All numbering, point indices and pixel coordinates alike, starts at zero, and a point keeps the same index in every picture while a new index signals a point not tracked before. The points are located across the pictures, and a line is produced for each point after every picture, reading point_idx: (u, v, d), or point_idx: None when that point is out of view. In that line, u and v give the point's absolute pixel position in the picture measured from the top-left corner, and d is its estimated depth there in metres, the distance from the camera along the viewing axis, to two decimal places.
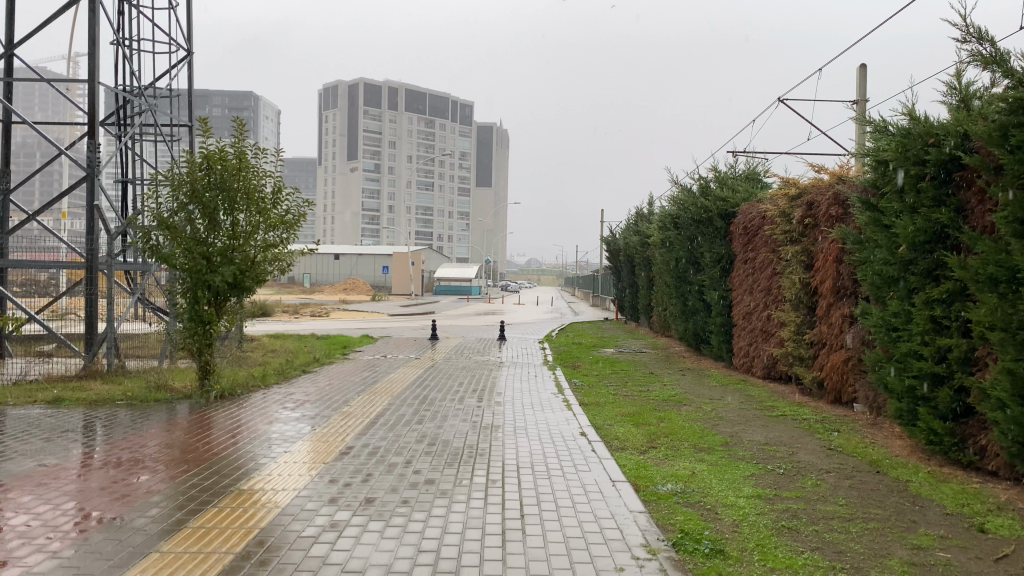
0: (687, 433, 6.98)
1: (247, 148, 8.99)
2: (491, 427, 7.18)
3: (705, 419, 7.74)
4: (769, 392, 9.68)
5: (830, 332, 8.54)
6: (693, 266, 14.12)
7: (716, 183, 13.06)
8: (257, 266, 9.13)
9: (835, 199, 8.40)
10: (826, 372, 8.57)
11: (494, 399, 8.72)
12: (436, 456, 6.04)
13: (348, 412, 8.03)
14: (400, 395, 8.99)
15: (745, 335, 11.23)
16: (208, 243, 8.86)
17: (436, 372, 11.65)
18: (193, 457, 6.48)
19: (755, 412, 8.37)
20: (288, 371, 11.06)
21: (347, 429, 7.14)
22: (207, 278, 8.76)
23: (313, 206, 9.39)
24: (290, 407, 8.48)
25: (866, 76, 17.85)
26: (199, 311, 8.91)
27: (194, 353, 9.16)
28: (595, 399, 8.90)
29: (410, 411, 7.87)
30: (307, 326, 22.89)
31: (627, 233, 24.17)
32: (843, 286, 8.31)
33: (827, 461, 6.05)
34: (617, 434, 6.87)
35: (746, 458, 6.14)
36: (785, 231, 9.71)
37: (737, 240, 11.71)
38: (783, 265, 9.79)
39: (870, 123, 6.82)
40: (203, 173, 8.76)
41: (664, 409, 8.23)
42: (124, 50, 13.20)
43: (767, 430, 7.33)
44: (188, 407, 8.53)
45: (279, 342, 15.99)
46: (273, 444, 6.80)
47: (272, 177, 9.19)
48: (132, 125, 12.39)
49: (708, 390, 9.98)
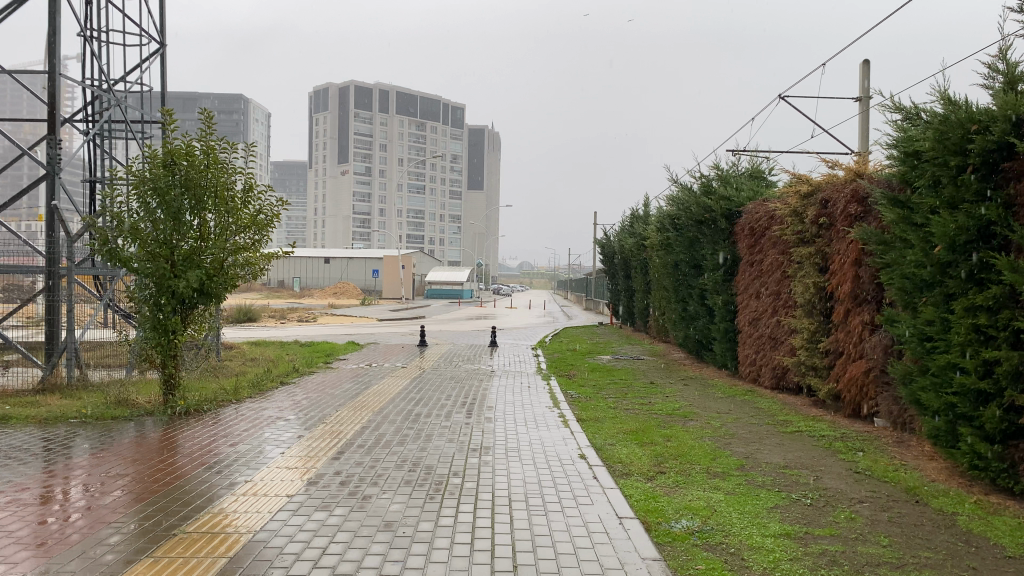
0: (699, 455, 6.28)
1: (215, 143, 8.33)
2: (480, 448, 6.48)
3: (715, 438, 7.05)
4: (779, 405, 9.01)
5: (848, 340, 7.90)
6: (693, 270, 13.46)
7: (718, 182, 12.40)
8: (226, 271, 8.40)
9: (854, 195, 7.76)
10: (843, 384, 7.93)
11: (485, 415, 8.02)
12: (417, 488, 5.33)
13: (323, 431, 7.32)
14: (383, 410, 8.29)
15: (753, 342, 10.59)
16: (173, 246, 8.09)
17: (422, 383, 10.95)
18: (143, 486, 5.72)
19: (767, 428, 7.69)
20: (264, 382, 10.33)
21: (320, 453, 6.41)
22: (172, 283, 8.00)
23: (287, 205, 8.74)
24: (260, 425, 7.75)
25: (869, 72, 17.31)
26: (162, 319, 8.13)
27: (158, 365, 8.40)
28: (594, 413, 8.20)
29: (392, 430, 7.16)
30: (293, 332, 22.05)
31: (622, 234, 23.53)
32: (863, 290, 7.66)
33: (857, 488, 5.38)
34: (620, 457, 6.19)
35: (767, 485, 5.47)
36: (797, 232, 9.08)
37: (743, 241, 11.06)
38: (795, 269, 9.14)
39: (901, 109, 6.15)
40: (166, 170, 8.05)
41: (670, 426, 7.54)
42: (91, 42, 12.49)
43: (785, 450, 6.64)
44: (148, 426, 7.76)
45: (260, 350, 15.23)
46: (235, 470, 6.06)
47: (243, 174, 8.50)
48: (98, 121, 11.66)
49: (714, 402, 9.29)
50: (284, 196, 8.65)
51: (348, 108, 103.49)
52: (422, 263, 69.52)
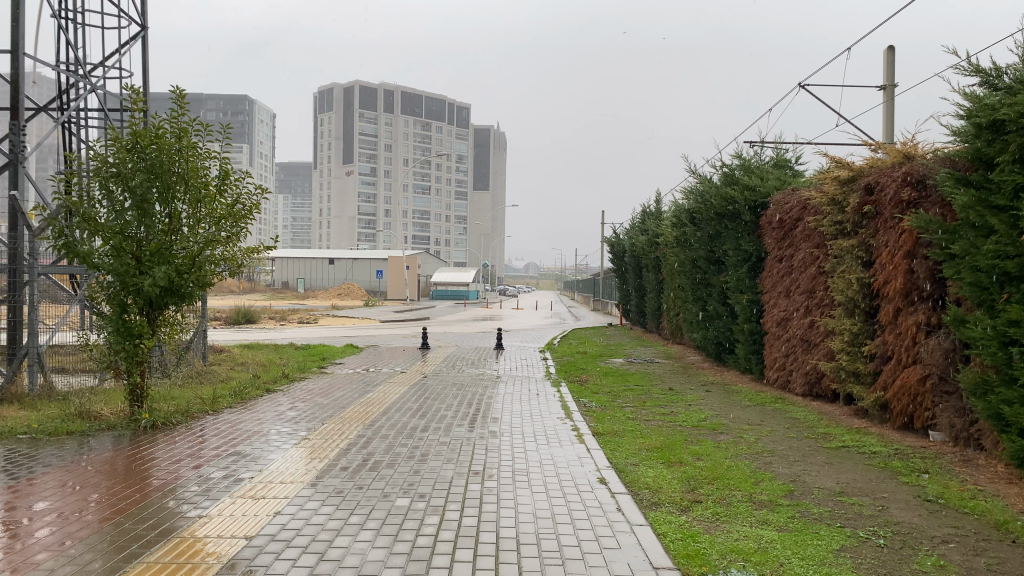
0: (739, 480, 5.35)
1: (188, 125, 7.40)
2: (483, 471, 5.59)
3: (755, 457, 6.14)
4: (816, 415, 8.11)
5: (898, 343, 6.99)
6: (713, 267, 12.54)
7: (742, 171, 11.49)
8: (199, 268, 7.52)
9: (906, 178, 6.85)
10: (892, 393, 7.04)
11: (489, 429, 7.14)
12: (406, 525, 4.42)
13: (304, 448, 6.41)
14: (375, 423, 7.41)
15: (781, 345, 9.70)
16: (138, 239, 7.18)
17: (423, 390, 10.05)
18: (86, 514, 4.84)
19: (808, 443, 6.79)
20: (247, 390, 9.44)
21: (296, 476, 5.51)
22: (136, 281, 7.06)
23: (267, 194, 7.88)
24: (237, 439, 6.85)
25: (894, 59, 16.38)
26: (126, 320, 7.21)
27: (121, 372, 7.47)
28: (611, 426, 7.29)
29: (383, 448, 6.28)
30: (291, 334, 21.13)
31: (633, 232, 22.58)
32: (918, 286, 6.75)
33: (936, 523, 4.47)
34: (646, 481, 5.30)
35: (825, 518, 4.57)
36: (836, 223, 8.17)
37: (771, 234, 10.17)
38: (833, 264, 8.24)
39: (979, 72, 5.28)
40: (131, 155, 7.14)
41: (699, 442, 6.62)
42: (66, 25, 11.65)
43: (836, 471, 5.72)
44: (106, 441, 6.82)
45: (252, 354, 14.35)
46: (198, 495, 5.18)
47: (218, 160, 7.61)
48: (71, 107, 10.81)
49: (742, 412, 8.39)
50: (263, 184, 7.78)
51: (353, 108, 102.85)
52: (427, 264, 68.63)
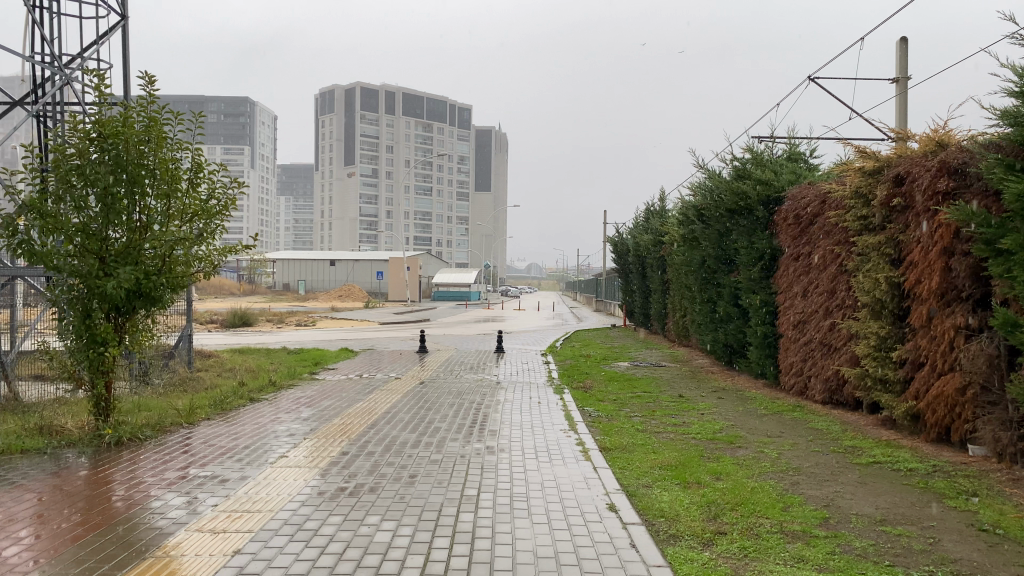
0: (765, 505, 4.75)
1: (159, 114, 6.86)
2: (478, 496, 4.99)
3: (780, 476, 5.53)
4: (839, 425, 7.50)
5: (933, 348, 6.37)
6: (723, 266, 11.92)
7: (754, 165, 10.90)
8: (171, 268, 6.93)
9: (942, 167, 6.24)
10: (927, 403, 6.43)
11: (486, 443, 6.55)
12: (384, 568, 3.79)
13: (281, 468, 5.79)
14: (362, 437, 6.80)
15: (799, 349, 9.10)
16: (102, 237, 6.58)
17: (418, 398, 9.46)
18: (24, 546, 4.22)
19: (835, 458, 6.19)
20: (229, 400, 8.85)
21: (268, 502, 4.89)
22: (99, 283, 6.45)
23: (245, 188, 7.32)
24: (209, 457, 6.24)
25: (907, 50, 15.77)
26: (91, 326, 6.59)
27: (85, 383, 6.85)
28: (619, 440, 6.68)
29: (366, 468, 5.67)
30: (284, 337, 20.55)
31: (637, 232, 21.94)
32: (956, 285, 6.14)
33: (1000, 561, 3.85)
34: (662, 508, 4.69)
35: (871, 554, 3.95)
36: (861, 218, 7.58)
37: (787, 231, 9.57)
38: (858, 262, 7.64)
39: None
40: (95, 147, 6.55)
41: (717, 459, 6.00)
42: (42, 15, 11.10)
43: (873, 493, 5.11)
44: (65, 459, 6.20)
45: (241, 360, 13.74)
46: (157, 522, 4.56)
47: (191, 151, 7.06)
48: (43, 100, 10.22)
49: (758, 422, 7.77)
50: (240, 177, 7.23)
51: (353, 108, 102.37)
52: (428, 265, 67.92)
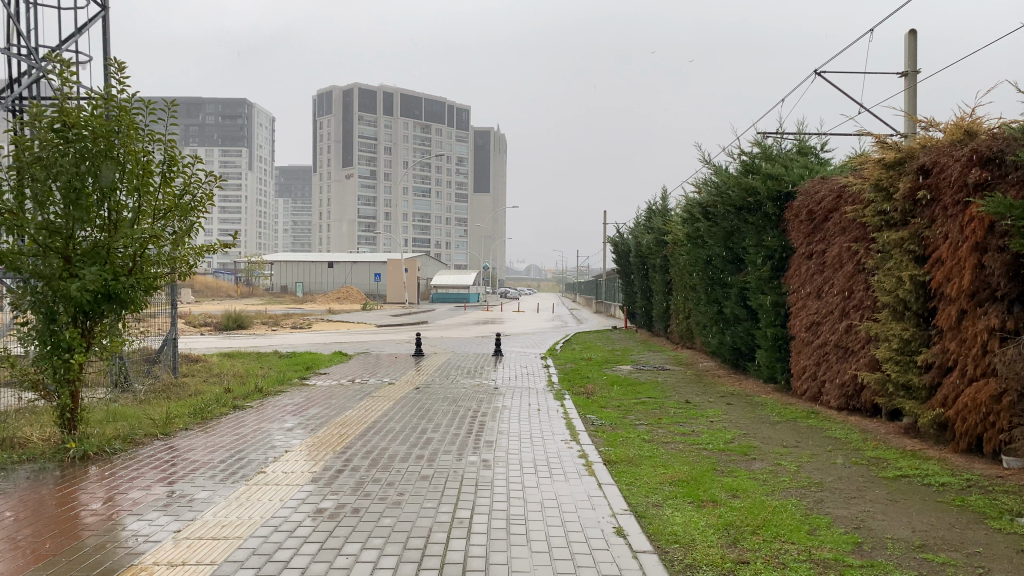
0: (789, 528, 4.28)
1: (131, 104, 6.39)
2: (471, 519, 4.51)
3: (801, 493, 5.06)
4: (858, 434, 7.03)
5: (963, 352, 5.91)
6: (730, 266, 11.45)
7: (763, 160, 10.46)
8: (142, 268, 6.47)
9: (974, 156, 5.79)
10: (956, 411, 5.95)
11: (482, 456, 6.08)
12: None
13: (256, 484, 5.31)
14: (348, 450, 6.32)
15: (812, 352, 8.64)
16: (70, 236, 6.10)
17: (411, 405, 8.99)
18: None
19: (858, 472, 5.73)
20: (211, 408, 8.36)
21: (239, 524, 4.40)
22: (63, 286, 5.96)
23: (222, 182, 6.90)
24: (180, 472, 5.75)
25: (916, 43, 15.34)
26: (55, 332, 6.12)
27: (50, 392, 6.38)
28: (625, 452, 6.21)
29: (349, 487, 5.19)
30: (278, 340, 20.08)
31: (639, 232, 21.46)
32: (989, 284, 5.68)
33: None
34: (676, 534, 4.22)
35: None
36: (882, 213, 7.12)
37: (799, 227, 9.12)
38: (878, 260, 7.18)
39: None
40: (59, 141, 6.04)
41: (732, 474, 5.53)
42: (18, 6, 10.61)
43: (906, 513, 4.64)
44: (23, 474, 5.71)
45: (230, 364, 13.28)
46: (111, 549, 4.05)
47: (164, 143, 6.61)
48: (17, 94, 9.72)
49: (771, 431, 7.30)
50: (217, 171, 6.80)
51: (351, 110, 101.79)
52: (428, 266, 67.40)
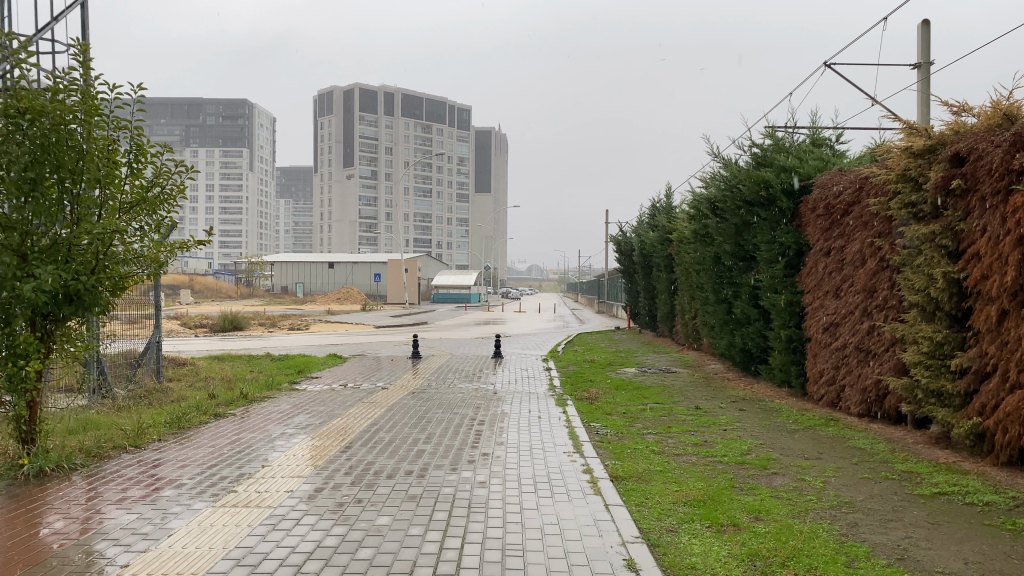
0: (824, 560, 3.75)
1: (95, 89, 5.87)
2: (461, 548, 3.98)
3: (833, 515, 4.54)
4: (885, 444, 6.49)
5: (1003, 355, 5.37)
6: (741, 264, 10.91)
7: (773, 151, 9.95)
8: (106, 268, 5.95)
9: (1016, 141, 5.28)
10: (997, 420, 5.41)
11: (476, 472, 5.54)
12: None
13: (224, 506, 4.77)
14: (331, 466, 5.79)
15: (829, 355, 8.11)
16: (27, 232, 5.56)
17: (404, 412, 8.46)
18: None
19: (890, 488, 5.20)
20: (189, 416, 7.84)
21: (197, 557, 3.86)
22: (16, 286, 5.40)
23: (194, 174, 6.47)
24: (141, 491, 5.22)
25: (929, 34, 14.82)
26: (10, 336, 5.57)
27: (5, 402, 5.84)
28: (634, 466, 5.69)
29: (327, 509, 4.66)
30: (273, 342, 19.54)
31: (643, 230, 20.89)
32: None
33: None
34: (694, 567, 3.68)
35: None
36: (910, 205, 6.59)
37: (815, 223, 8.60)
38: (906, 255, 6.65)
39: None
40: (10, 126, 5.43)
41: (752, 492, 4.99)
42: None
43: (953, 539, 4.12)
44: None
45: (218, 367, 12.74)
46: None
47: (131, 131, 6.16)
48: None
49: (788, 441, 6.77)
50: (187, 161, 6.35)
51: (352, 110, 101.20)
52: (428, 265, 66.80)
